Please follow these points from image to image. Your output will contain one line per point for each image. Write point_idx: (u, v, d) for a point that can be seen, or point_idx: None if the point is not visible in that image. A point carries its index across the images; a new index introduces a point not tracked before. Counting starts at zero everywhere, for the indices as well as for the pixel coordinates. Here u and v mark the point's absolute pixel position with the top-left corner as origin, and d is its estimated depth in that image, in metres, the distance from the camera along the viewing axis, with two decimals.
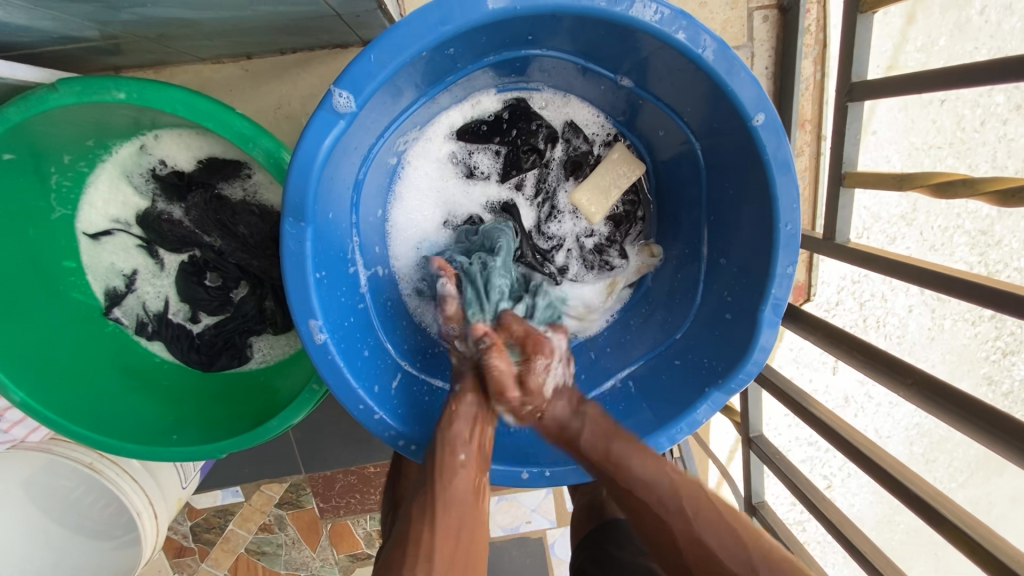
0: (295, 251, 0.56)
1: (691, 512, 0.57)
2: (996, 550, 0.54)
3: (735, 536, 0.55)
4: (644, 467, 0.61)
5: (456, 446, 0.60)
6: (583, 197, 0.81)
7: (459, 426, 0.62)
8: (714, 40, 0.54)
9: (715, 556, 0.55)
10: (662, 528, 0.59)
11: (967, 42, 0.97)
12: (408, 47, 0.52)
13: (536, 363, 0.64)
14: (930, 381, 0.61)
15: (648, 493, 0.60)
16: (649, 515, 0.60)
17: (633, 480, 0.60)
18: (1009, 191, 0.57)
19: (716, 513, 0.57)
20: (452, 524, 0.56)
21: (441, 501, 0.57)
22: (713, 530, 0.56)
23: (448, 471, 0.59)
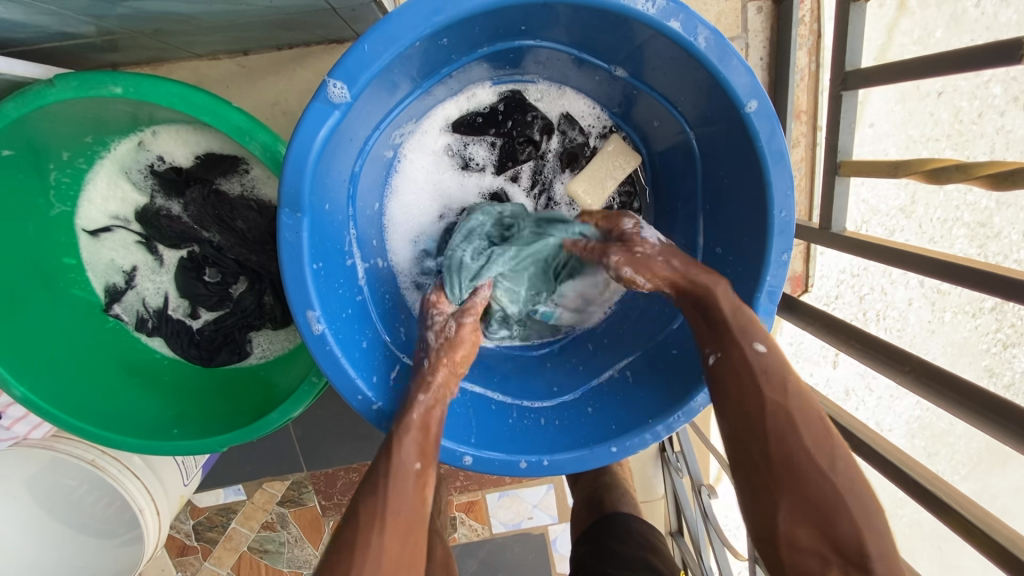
0: (292, 241, 0.57)
1: (796, 395, 0.55)
2: (992, 532, 0.55)
3: (828, 433, 0.53)
4: (764, 340, 0.57)
5: (411, 453, 0.59)
6: (579, 187, 0.81)
7: (414, 433, 0.61)
8: (708, 29, 0.55)
9: (800, 432, 0.53)
10: (753, 394, 0.56)
11: (963, 34, 0.97)
12: (402, 37, 0.53)
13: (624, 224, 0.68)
14: (928, 367, 0.62)
15: (758, 365, 0.56)
16: (749, 377, 0.56)
17: (755, 346, 0.57)
18: (1002, 174, 0.57)
19: (815, 405, 0.55)
20: (401, 525, 0.56)
21: (391, 507, 0.57)
22: (810, 415, 0.54)
23: (400, 476, 0.58)
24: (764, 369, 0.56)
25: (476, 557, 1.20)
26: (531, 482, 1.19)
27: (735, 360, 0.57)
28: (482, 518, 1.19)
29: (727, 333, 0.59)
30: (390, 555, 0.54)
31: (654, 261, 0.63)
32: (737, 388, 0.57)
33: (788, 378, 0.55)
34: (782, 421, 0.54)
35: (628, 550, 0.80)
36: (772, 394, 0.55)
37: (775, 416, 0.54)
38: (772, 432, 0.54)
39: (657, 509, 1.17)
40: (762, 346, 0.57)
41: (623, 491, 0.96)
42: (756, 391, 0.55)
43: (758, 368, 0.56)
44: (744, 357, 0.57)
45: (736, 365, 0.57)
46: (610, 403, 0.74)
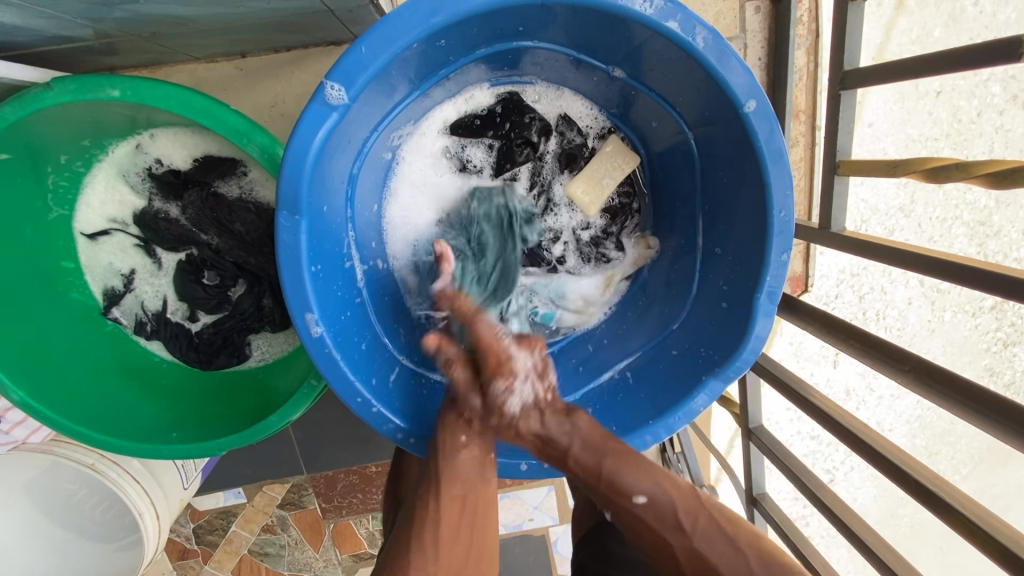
0: (290, 243, 0.56)
1: (694, 531, 0.55)
2: (995, 532, 0.55)
3: (741, 553, 0.53)
4: (642, 489, 0.57)
5: (458, 426, 0.62)
6: (578, 188, 0.81)
7: (460, 408, 0.63)
8: (706, 28, 0.55)
9: (716, 570, 0.53)
10: (661, 544, 0.56)
11: (962, 33, 0.98)
12: (399, 39, 0.53)
13: (496, 384, 0.61)
14: (927, 366, 0.61)
15: (649, 515, 0.57)
16: (649, 530, 0.57)
17: (634, 499, 0.57)
18: (1002, 172, 0.57)
19: (721, 533, 0.55)
20: (457, 496, 0.59)
21: (446, 479, 0.59)
22: (715, 544, 0.54)
23: (452, 450, 0.61)
24: (655, 519, 0.56)
25: None
26: (532, 484, 1.19)
27: (628, 518, 0.58)
28: None
29: (610, 497, 0.59)
30: (447, 525, 0.57)
31: (520, 426, 0.62)
32: (647, 538, 0.58)
33: (679, 512, 0.56)
34: (695, 560, 0.54)
35: (626, 551, 0.79)
36: (673, 538, 0.55)
37: (685, 557, 0.55)
38: (694, 571, 0.55)
39: None
40: (642, 496, 0.57)
41: None
42: (660, 539, 0.56)
43: (648, 521, 0.57)
44: (631, 514, 0.58)
45: (631, 523, 0.58)
46: (608, 405, 0.73)
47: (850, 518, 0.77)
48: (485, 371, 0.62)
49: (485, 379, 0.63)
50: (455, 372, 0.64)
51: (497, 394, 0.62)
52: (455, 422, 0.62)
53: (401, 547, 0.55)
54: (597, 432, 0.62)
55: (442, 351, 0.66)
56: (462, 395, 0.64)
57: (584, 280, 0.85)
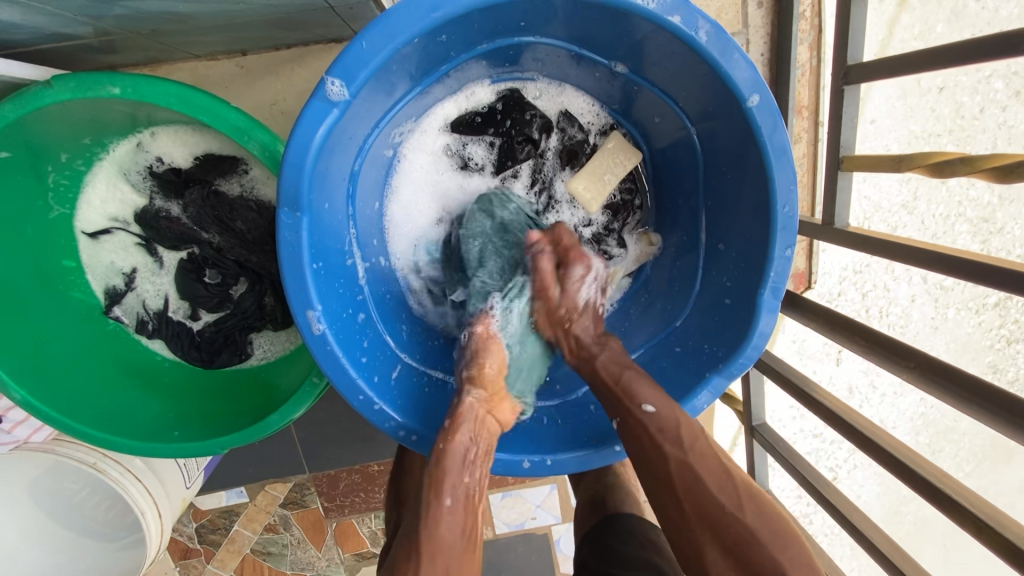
0: (291, 241, 0.56)
1: (693, 447, 0.57)
2: (1000, 526, 0.54)
3: (730, 477, 0.56)
4: (652, 399, 0.60)
5: (443, 487, 0.55)
6: (580, 185, 0.80)
7: (448, 463, 0.57)
8: (708, 22, 0.54)
9: (706, 484, 0.55)
10: (655, 455, 0.58)
11: (964, 28, 0.97)
12: (399, 34, 0.53)
13: (573, 271, 0.71)
14: (932, 363, 0.61)
15: (658, 424, 0.58)
16: (649, 438, 0.58)
17: (643, 407, 0.60)
18: (1007, 167, 0.56)
19: (715, 455, 0.58)
20: (440, 573, 0.51)
21: (427, 553, 0.52)
22: (711, 467, 0.56)
23: (434, 515, 0.54)
24: (658, 429, 0.58)
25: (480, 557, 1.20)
26: (534, 483, 1.19)
27: (633, 425, 0.60)
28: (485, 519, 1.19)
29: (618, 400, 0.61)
30: None
31: (577, 318, 0.71)
32: (640, 449, 0.59)
33: (683, 429, 0.58)
34: (686, 476, 0.56)
35: (627, 549, 0.79)
36: (671, 450, 0.57)
37: (679, 472, 0.56)
38: (681, 485, 0.56)
39: None
40: (651, 406, 0.60)
41: (627, 491, 0.95)
42: (658, 451, 0.58)
43: (654, 429, 0.58)
44: (636, 422, 0.60)
45: (631, 430, 0.60)
46: None
47: (854, 515, 0.76)
48: (565, 260, 0.71)
49: (563, 266, 0.71)
50: (545, 253, 0.71)
51: (568, 279, 0.71)
52: (478, 394, 0.63)
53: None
54: (624, 355, 0.68)
55: (539, 242, 0.72)
56: (452, 449, 0.58)
57: None
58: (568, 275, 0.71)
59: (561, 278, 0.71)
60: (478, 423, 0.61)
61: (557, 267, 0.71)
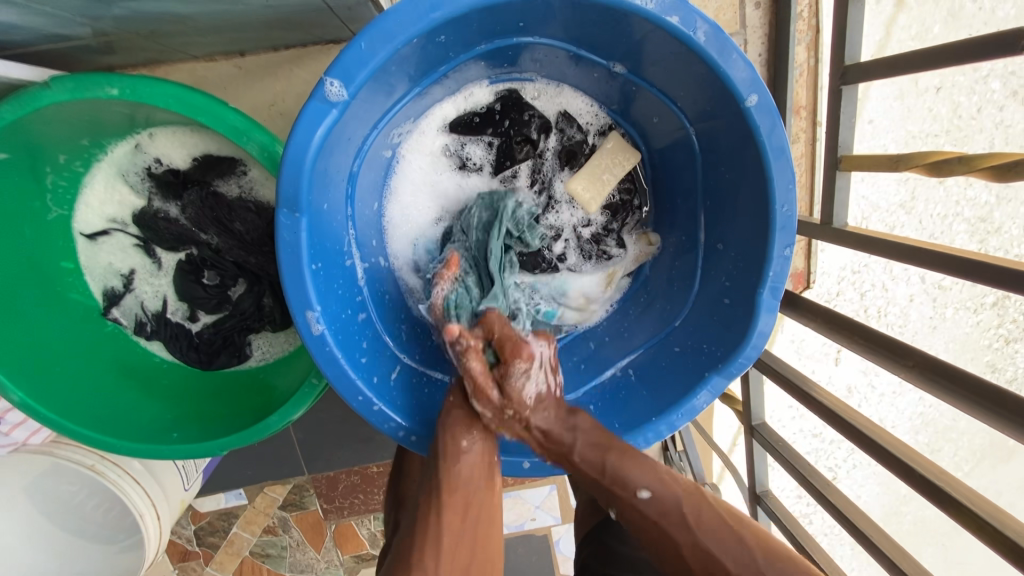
0: (290, 241, 0.56)
1: (698, 523, 0.56)
2: (1002, 526, 0.54)
3: (743, 544, 0.54)
4: (644, 483, 0.59)
5: (458, 431, 0.62)
6: (579, 185, 0.80)
7: (455, 412, 0.64)
8: (707, 22, 0.54)
9: (719, 562, 0.54)
10: (667, 543, 0.57)
11: (962, 29, 0.97)
12: (398, 34, 0.53)
13: (514, 367, 0.64)
14: (932, 362, 0.61)
15: (657, 509, 0.57)
16: (655, 527, 0.57)
17: (638, 493, 0.58)
18: (1005, 165, 0.56)
19: (726, 522, 0.55)
20: (460, 501, 0.58)
21: (447, 485, 0.59)
22: (721, 539, 0.54)
23: (451, 454, 0.60)
24: (660, 512, 0.57)
25: None
26: (534, 483, 1.19)
27: (634, 515, 0.59)
28: None
29: (613, 493, 0.60)
30: (449, 532, 0.56)
31: (530, 414, 0.64)
32: (652, 539, 0.58)
33: (683, 509, 0.57)
34: (699, 554, 0.55)
35: (626, 549, 0.80)
36: (678, 533, 0.56)
37: (690, 554, 0.55)
38: (699, 570, 0.55)
39: None
40: (646, 491, 0.58)
41: None
42: (667, 538, 0.56)
43: (655, 516, 0.57)
44: (636, 511, 0.58)
45: (636, 519, 0.58)
46: (611, 403, 0.73)
47: (854, 514, 0.76)
48: (502, 358, 0.64)
49: (502, 371, 0.64)
50: (473, 361, 0.64)
51: (512, 377, 0.63)
52: (455, 415, 0.64)
53: (405, 557, 0.55)
54: (601, 434, 0.63)
55: (462, 337, 0.66)
56: (458, 403, 0.65)
57: (585, 278, 0.83)
58: (508, 370, 0.64)
59: (502, 377, 0.64)
60: (455, 426, 0.62)
61: (498, 361, 0.64)
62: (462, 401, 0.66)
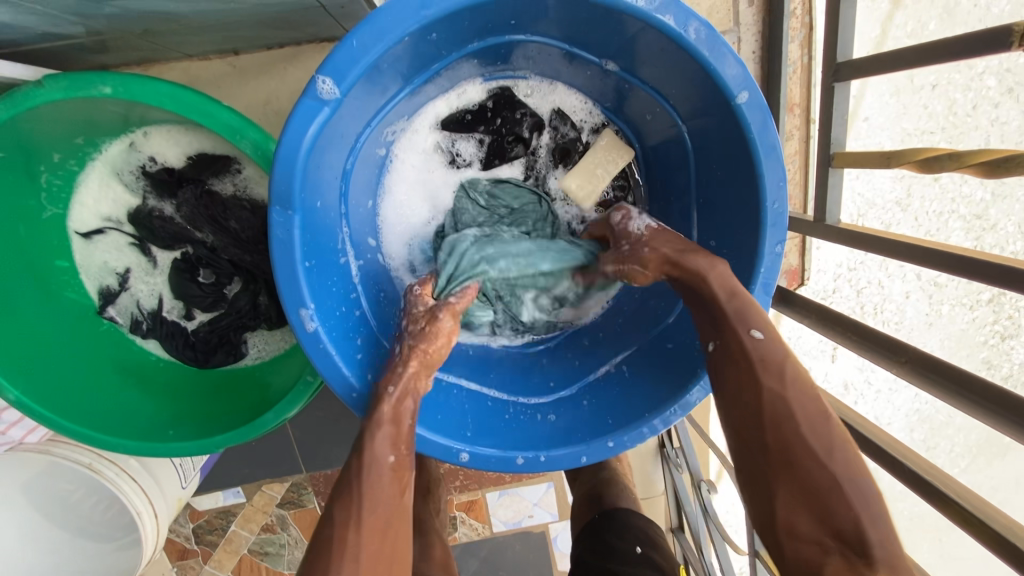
0: (283, 239, 0.56)
1: (793, 379, 0.52)
2: (987, 519, 0.55)
3: (824, 412, 0.51)
4: (761, 325, 0.56)
5: (383, 446, 0.57)
6: (572, 182, 0.81)
7: (385, 425, 0.58)
8: (699, 20, 0.55)
9: (796, 421, 0.50)
10: (751, 386, 0.54)
11: (956, 26, 0.98)
12: (390, 31, 0.53)
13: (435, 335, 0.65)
14: (922, 357, 0.62)
15: (760, 351, 0.54)
16: (747, 364, 0.55)
17: (751, 331, 0.56)
18: (995, 162, 0.56)
19: (813, 386, 0.53)
20: (378, 522, 0.53)
21: (366, 502, 0.54)
22: (809, 404, 0.51)
23: (373, 471, 0.55)
24: (761, 354, 0.54)
25: (478, 556, 1.20)
26: (531, 481, 1.19)
27: (735, 349, 0.56)
28: (482, 517, 1.19)
29: (723, 322, 0.58)
30: (366, 555, 0.51)
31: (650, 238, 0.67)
32: (735, 373, 0.55)
33: (787, 362, 0.53)
34: (778, 407, 0.51)
35: (628, 547, 0.80)
36: (767, 381, 0.53)
37: (770, 405, 0.52)
38: (768, 419, 0.52)
39: (656, 505, 1.17)
40: (759, 332, 0.56)
41: (624, 486, 0.95)
42: (752, 376, 0.54)
43: (756, 356, 0.54)
44: (739, 344, 0.56)
45: (733, 355, 0.56)
46: (608, 399, 0.73)
47: None
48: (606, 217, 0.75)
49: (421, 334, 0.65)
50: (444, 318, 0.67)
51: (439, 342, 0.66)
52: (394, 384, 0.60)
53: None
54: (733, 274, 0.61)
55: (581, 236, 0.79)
56: (392, 410, 0.59)
57: None
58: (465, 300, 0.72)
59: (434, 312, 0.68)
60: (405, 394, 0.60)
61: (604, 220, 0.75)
62: (408, 386, 0.61)
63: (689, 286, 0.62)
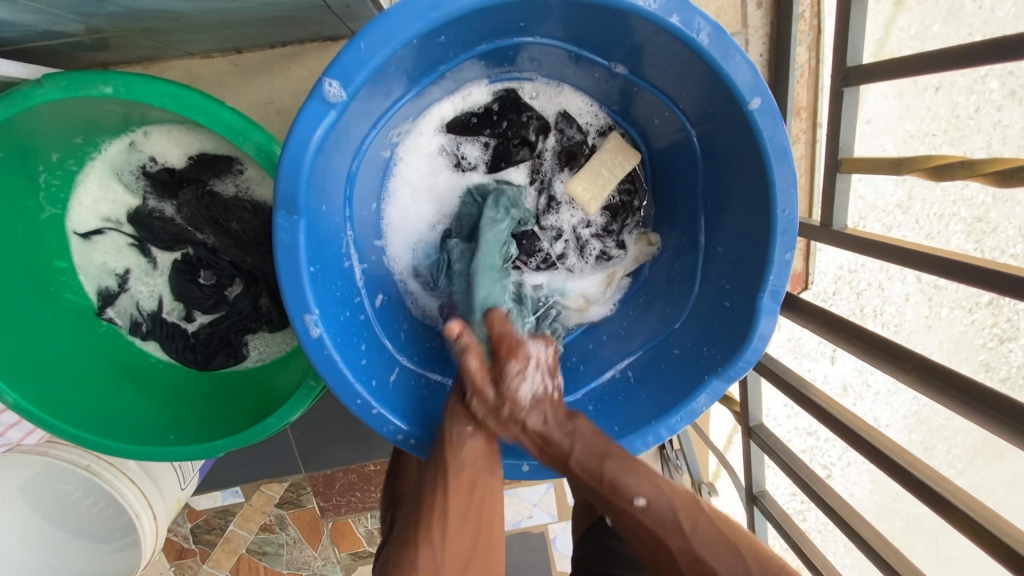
0: (288, 244, 0.56)
1: (693, 534, 0.56)
2: (998, 532, 0.54)
3: (736, 552, 0.54)
4: (641, 491, 0.59)
5: (465, 414, 0.63)
6: (579, 186, 0.81)
7: (468, 398, 0.65)
8: (709, 23, 0.54)
9: (714, 573, 0.53)
10: (663, 550, 0.57)
11: (961, 28, 0.96)
12: (398, 34, 0.52)
13: (509, 367, 0.63)
14: (929, 365, 0.61)
15: (648, 515, 0.57)
16: (649, 533, 0.57)
17: (634, 501, 0.58)
18: (1006, 171, 0.56)
19: (714, 528, 0.56)
20: (464, 482, 0.60)
21: (453, 465, 0.60)
22: (715, 546, 0.54)
23: (459, 437, 0.62)
24: (651, 522, 0.57)
25: None
26: (530, 482, 1.19)
27: (630, 520, 0.59)
28: None
29: (609, 499, 0.60)
30: (455, 511, 0.58)
31: (526, 416, 0.63)
32: (647, 540, 0.58)
33: (680, 515, 0.57)
34: (694, 563, 0.55)
35: (627, 550, 0.79)
36: (674, 542, 0.56)
37: (687, 565, 0.55)
38: None
39: None
40: (642, 499, 0.58)
41: None
42: (659, 543, 0.57)
43: (649, 525, 0.57)
44: (632, 518, 0.58)
45: (634, 528, 0.59)
46: (611, 405, 0.73)
47: (851, 518, 0.76)
48: (499, 352, 0.64)
49: (496, 364, 0.64)
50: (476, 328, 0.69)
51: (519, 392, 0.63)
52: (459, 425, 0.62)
53: (413, 531, 0.57)
54: (597, 436, 0.63)
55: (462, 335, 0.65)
56: (474, 389, 0.65)
57: (586, 280, 0.84)
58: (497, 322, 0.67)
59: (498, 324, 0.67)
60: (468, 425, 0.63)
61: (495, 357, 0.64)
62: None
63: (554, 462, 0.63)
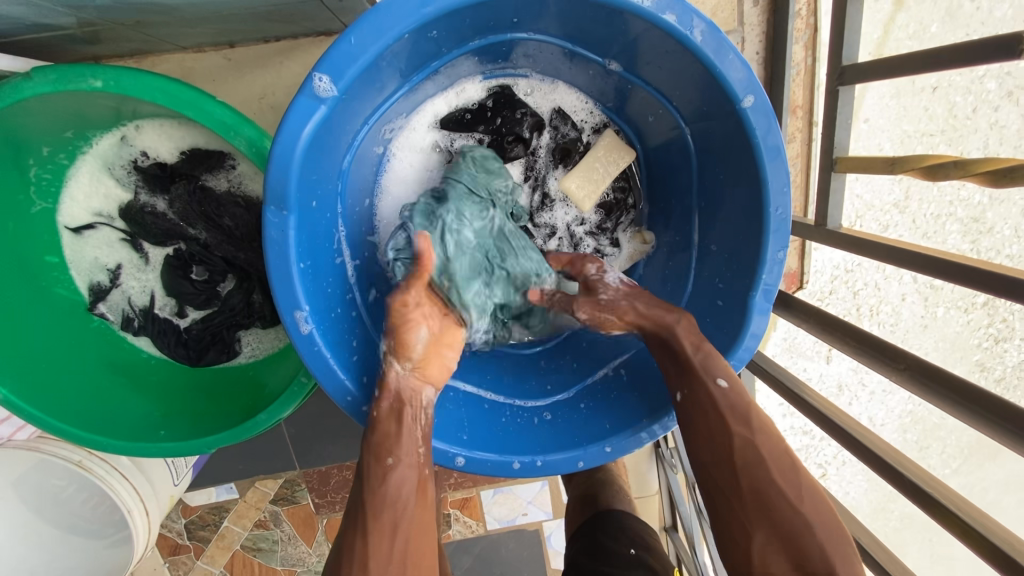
0: (278, 239, 0.55)
1: (760, 431, 0.57)
2: (987, 532, 0.54)
3: (794, 463, 0.55)
4: (726, 375, 0.60)
5: (382, 449, 0.58)
6: (573, 184, 0.79)
7: (384, 426, 0.59)
8: (703, 21, 0.53)
9: (767, 469, 0.55)
10: (722, 432, 0.58)
11: (959, 29, 0.98)
12: (390, 28, 0.52)
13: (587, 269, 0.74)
14: (921, 365, 0.61)
15: (727, 399, 0.58)
16: (716, 414, 0.58)
17: (717, 381, 0.59)
18: (1001, 171, 0.55)
19: (779, 436, 0.57)
20: (385, 524, 0.56)
21: (371, 507, 0.56)
22: (778, 451, 0.56)
23: (376, 477, 0.57)
24: (728, 403, 0.58)
25: (472, 553, 1.19)
26: (525, 479, 1.18)
27: (703, 398, 0.59)
28: (476, 515, 1.19)
29: (690, 371, 0.61)
30: (375, 557, 0.54)
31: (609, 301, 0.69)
32: (705, 425, 0.59)
33: (753, 412, 0.58)
34: (750, 455, 0.56)
35: (622, 549, 0.79)
36: (738, 432, 0.57)
37: (741, 452, 0.56)
38: (741, 466, 0.56)
39: (650, 505, 1.13)
40: (723, 381, 0.59)
41: (619, 487, 0.95)
42: (723, 428, 0.58)
43: (722, 404, 0.58)
44: (708, 397, 0.59)
45: (702, 404, 0.59)
46: (606, 403, 0.73)
47: (843, 516, 0.76)
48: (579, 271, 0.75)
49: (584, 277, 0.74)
50: (396, 366, 0.62)
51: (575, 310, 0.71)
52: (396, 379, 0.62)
53: None
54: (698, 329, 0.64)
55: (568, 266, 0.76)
56: (386, 414, 0.60)
57: None
58: (403, 328, 0.62)
59: (401, 327, 0.62)
60: (409, 394, 0.61)
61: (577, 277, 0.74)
62: (400, 392, 0.61)
63: (654, 336, 0.65)
